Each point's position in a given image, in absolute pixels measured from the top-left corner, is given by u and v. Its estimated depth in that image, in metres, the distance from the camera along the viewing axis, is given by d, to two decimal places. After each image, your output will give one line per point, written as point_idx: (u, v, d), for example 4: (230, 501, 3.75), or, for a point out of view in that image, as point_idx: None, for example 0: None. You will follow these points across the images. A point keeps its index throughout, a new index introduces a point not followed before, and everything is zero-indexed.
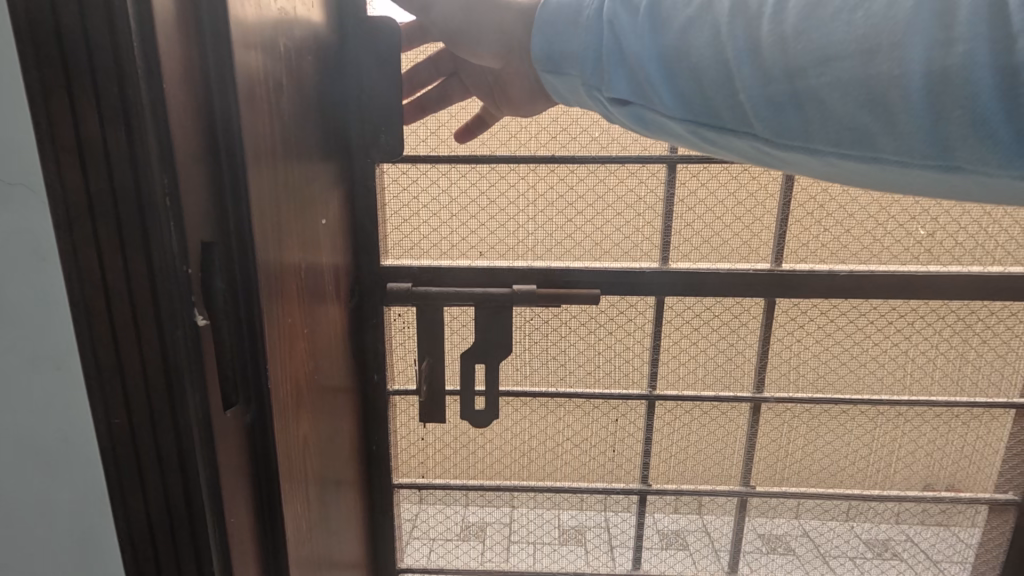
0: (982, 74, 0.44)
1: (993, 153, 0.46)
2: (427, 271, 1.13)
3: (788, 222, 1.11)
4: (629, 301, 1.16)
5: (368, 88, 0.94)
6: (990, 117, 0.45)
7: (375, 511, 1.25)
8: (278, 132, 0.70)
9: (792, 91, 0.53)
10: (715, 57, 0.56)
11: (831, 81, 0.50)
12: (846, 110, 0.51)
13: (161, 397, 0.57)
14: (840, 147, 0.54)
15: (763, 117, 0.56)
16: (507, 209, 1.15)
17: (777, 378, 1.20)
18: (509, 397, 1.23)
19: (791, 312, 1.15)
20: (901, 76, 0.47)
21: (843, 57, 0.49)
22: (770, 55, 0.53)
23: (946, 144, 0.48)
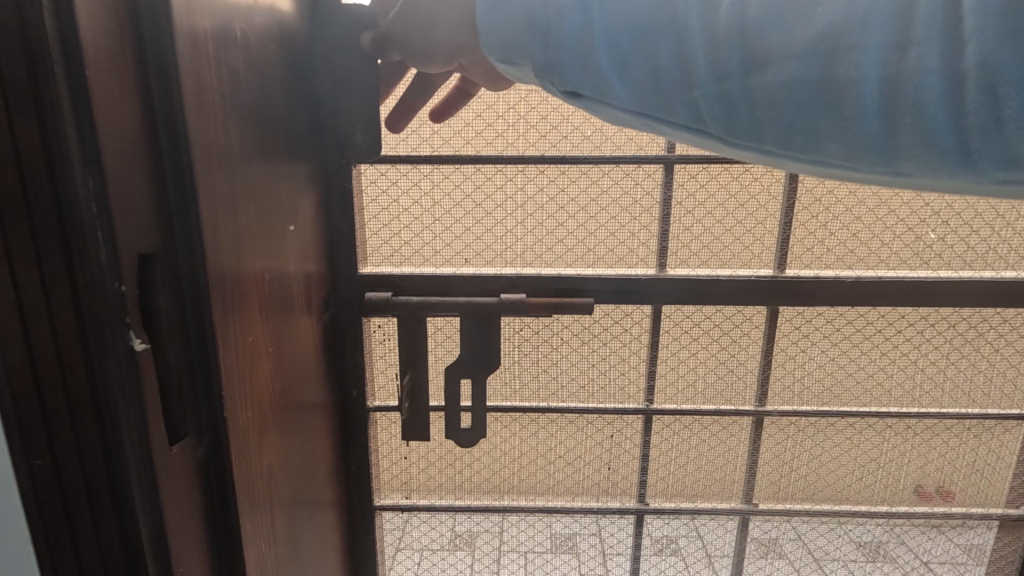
0: (935, 80, 0.37)
1: (945, 165, 0.41)
2: (408, 279, 1.06)
3: (792, 226, 1.05)
4: (624, 310, 1.09)
5: (346, 85, 0.87)
6: (940, 130, 0.39)
7: (353, 538, 1.16)
8: (232, 123, 0.61)
9: (743, 88, 0.43)
10: (664, 43, 0.46)
11: (786, 78, 0.41)
12: (799, 112, 0.42)
13: (92, 434, 0.48)
14: (790, 150, 0.45)
15: (710, 117, 0.46)
16: (493, 212, 1.08)
17: (780, 390, 1.14)
18: (498, 412, 1.16)
19: (795, 320, 1.09)
20: (857, 79, 0.39)
21: (799, 49, 0.41)
22: (725, 45, 0.43)
23: (898, 154, 0.42)
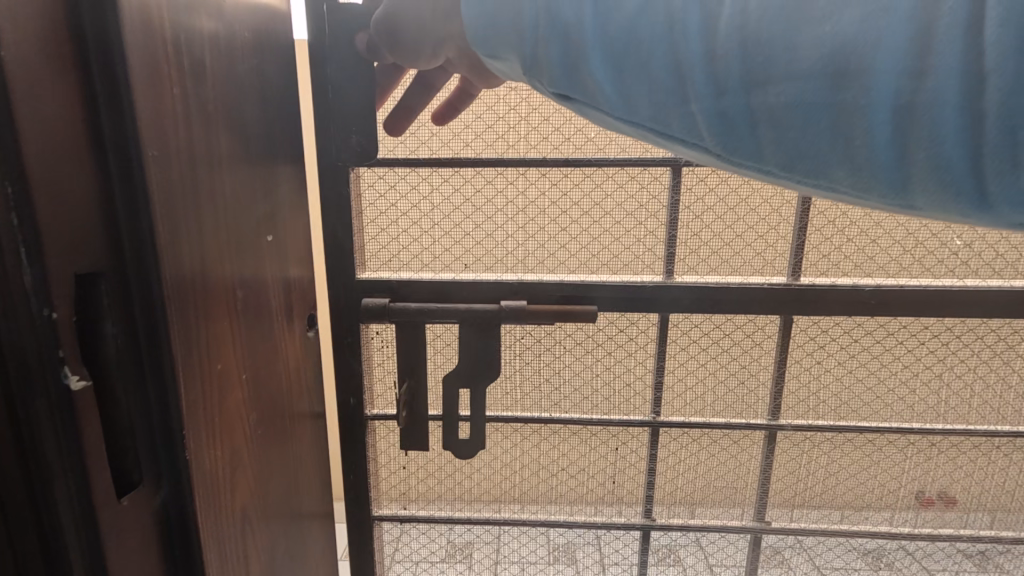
0: (951, 115, 0.32)
1: (963, 202, 0.35)
2: (407, 285, 1.03)
3: (806, 231, 1.00)
4: (630, 318, 1.05)
5: (341, 98, 0.87)
6: (955, 167, 0.33)
7: (354, 544, 1.15)
8: (195, 123, 0.54)
9: (743, 107, 0.37)
10: (664, 50, 0.39)
11: (790, 100, 0.36)
12: (803, 136, 0.37)
13: (17, 486, 0.41)
14: (790, 175, 0.40)
15: (701, 134, 0.41)
16: (494, 216, 1.05)
17: (794, 403, 1.09)
18: (498, 423, 1.12)
19: (809, 330, 1.04)
20: (867, 105, 0.34)
21: (806, 69, 0.35)
22: (727, 59, 0.37)
23: (912, 187, 0.36)
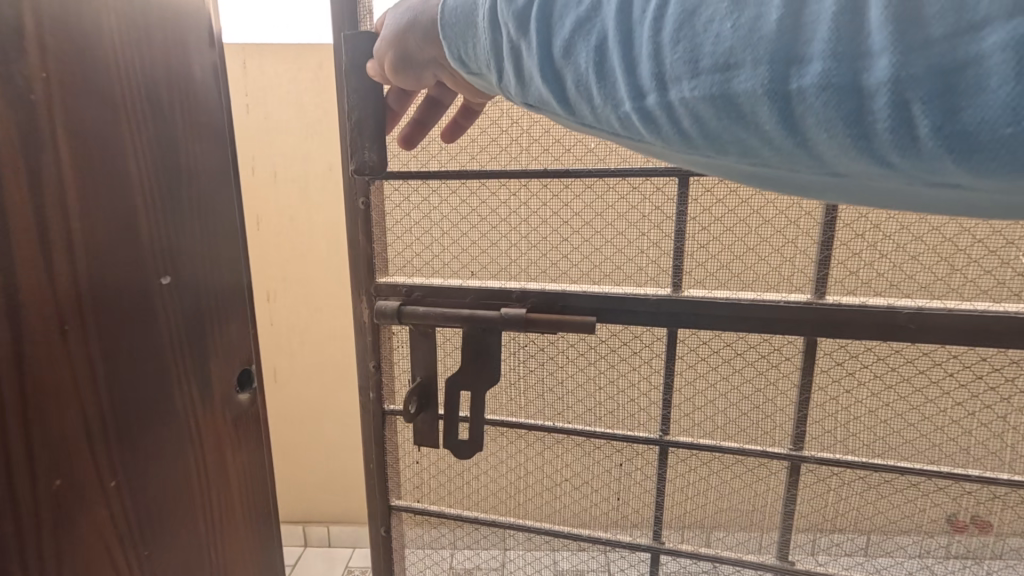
0: (844, 98, 0.33)
1: (883, 169, 0.36)
2: (419, 289, 1.10)
3: (830, 246, 0.92)
4: (634, 331, 1.03)
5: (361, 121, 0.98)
6: (870, 134, 0.34)
7: (374, 529, 1.24)
8: (61, 177, 0.38)
9: (666, 106, 0.40)
10: (597, 55, 0.42)
11: (699, 95, 0.38)
12: (720, 128, 0.39)
13: None
14: (726, 157, 0.41)
15: (635, 130, 0.43)
16: (498, 226, 1.08)
17: (819, 434, 0.99)
18: (503, 428, 1.14)
19: (836, 354, 0.95)
20: (767, 94, 0.36)
21: (708, 64, 0.37)
22: (647, 64, 0.39)
23: (834, 162, 0.37)
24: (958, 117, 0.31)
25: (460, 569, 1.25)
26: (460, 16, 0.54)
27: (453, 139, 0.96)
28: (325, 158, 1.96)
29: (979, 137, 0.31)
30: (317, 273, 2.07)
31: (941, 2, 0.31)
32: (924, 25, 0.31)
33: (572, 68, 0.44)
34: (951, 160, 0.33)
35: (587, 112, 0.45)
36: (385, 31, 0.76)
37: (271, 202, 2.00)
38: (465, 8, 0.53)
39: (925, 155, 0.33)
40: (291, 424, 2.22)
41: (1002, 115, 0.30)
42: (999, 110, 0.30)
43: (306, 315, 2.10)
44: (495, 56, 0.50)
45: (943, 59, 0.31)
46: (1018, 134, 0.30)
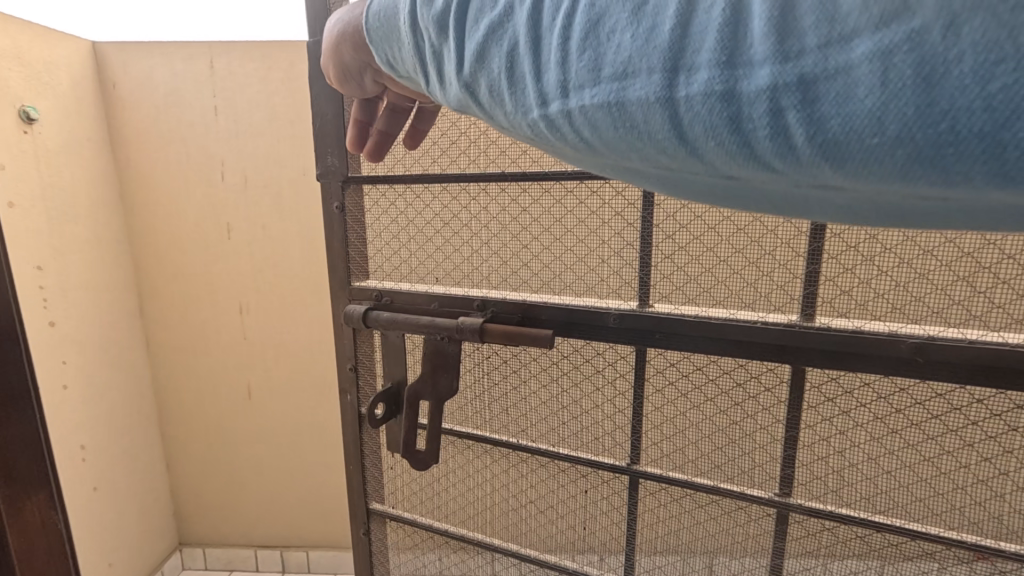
0: (721, 108, 0.34)
1: (772, 175, 0.37)
2: (387, 294, 1.09)
3: (818, 260, 0.80)
4: (596, 347, 0.95)
5: (330, 120, 1.05)
6: (754, 141, 0.34)
7: (355, 529, 1.25)
8: None
9: (569, 113, 0.41)
10: (509, 62, 0.43)
11: (596, 102, 0.39)
12: (617, 135, 0.40)
13: None
14: (629, 159, 0.43)
15: (544, 135, 0.45)
16: (459, 232, 1.04)
17: (808, 480, 0.86)
18: (470, 440, 1.10)
19: (826, 389, 0.82)
20: (657, 102, 0.36)
21: (608, 73, 0.38)
22: (552, 70, 0.40)
23: (727, 168, 0.38)
24: (828, 126, 0.32)
25: None
26: (384, 21, 0.53)
27: (414, 145, 0.92)
28: (295, 159, 2.16)
29: (849, 145, 0.32)
30: (298, 271, 2.26)
31: (815, 12, 0.31)
32: (795, 34, 0.31)
33: (484, 73, 0.45)
34: (830, 167, 0.33)
35: (501, 117, 0.47)
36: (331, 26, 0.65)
37: (238, 208, 2.22)
38: (388, 11, 0.53)
39: (805, 162, 0.34)
40: (274, 419, 2.43)
41: (868, 125, 0.31)
42: (865, 120, 0.31)
43: (279, 320, 2.32)
44: (419, 60, 0.50)
45: (815, 67, 0.31)
46: (885, 144, 0.31)
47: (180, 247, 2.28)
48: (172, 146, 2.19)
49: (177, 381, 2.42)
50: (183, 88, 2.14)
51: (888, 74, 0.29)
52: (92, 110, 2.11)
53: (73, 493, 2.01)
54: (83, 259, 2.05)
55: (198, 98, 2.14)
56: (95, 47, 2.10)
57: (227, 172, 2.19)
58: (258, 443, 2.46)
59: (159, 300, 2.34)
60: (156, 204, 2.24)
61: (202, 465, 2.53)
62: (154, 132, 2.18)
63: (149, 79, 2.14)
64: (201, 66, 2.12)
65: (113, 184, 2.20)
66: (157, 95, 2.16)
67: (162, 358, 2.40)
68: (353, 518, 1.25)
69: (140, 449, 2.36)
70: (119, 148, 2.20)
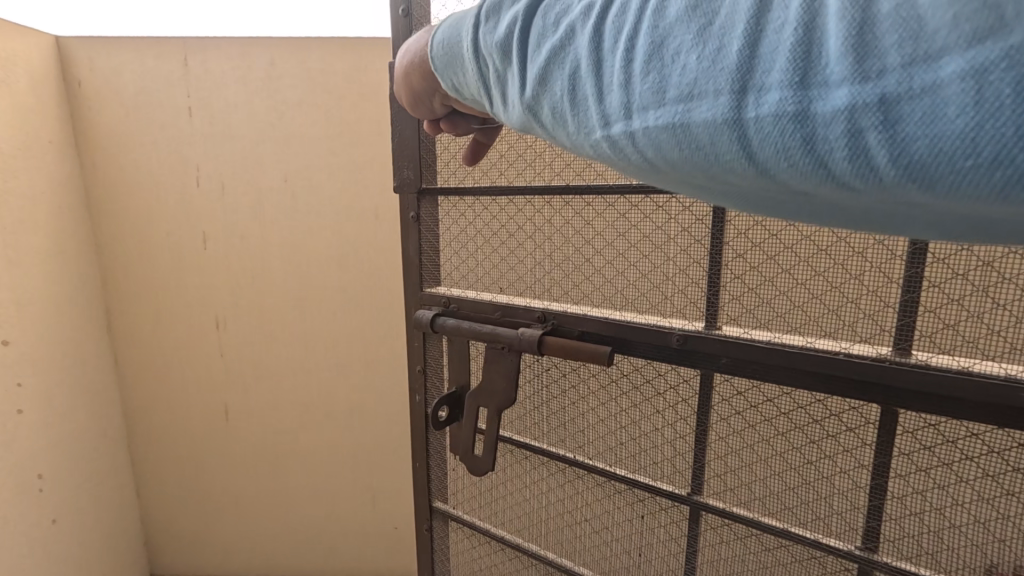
0: (795, 128, 0.31)
1: (851, 195, 0.33)
2: (455, 301, 1.13)
3: (917, 287, 0.71)
4: (657, 368, 0.91)
5: (406, 135, 1.12)
6: (833, 163, 0.31)
7: (420, 524, 1.30)
8: None
9: (632, 134, 0.40)
10: (571, 86, 0.42)
11: (660, 123, 0.37)
12: (683, 156, 0.38)
13: None
14: (695, 178, 0.40)
15: (606, 155, 0.44)
16: (523, 243, 1.05)
17: (897, 537, 0.76)
18: (528, 451, 1.10)
19: (921, 435, 0.72)
20: (725, 124, 0.34)
21: (673, 95, 0.36)
22: (615, 93, 0.39)
23: (801, 189, 0.35)
24: (914, 147, 0.29)
25: None
26: (449, 50, 0.55)
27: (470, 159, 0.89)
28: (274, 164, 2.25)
29: (938, 167, 0.28)
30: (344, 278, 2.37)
31: (898, 30, 0.28)
32: (875, 53, 0.29)
33: (547, 95, 0.45)
34: (917, 190, 0.30)
35: (564, 138, 0.46)
36: (410, 41, 0.68)
37: (223, 223, 2.31)
38: (452, 39, 0.54)
39: (889, 184, 0.31)
40: (253, 423, 2.50)
41: (960, 147, 0.27)
42: (956, 143, 0.28)
43: (257, 333, 2.41)
44: (483, 86, 0.52)
45: (898, 88, 0.28)
46: (979, 167, 0.27)
47: (150, 254, 2.34)
48: (141, 151, 2.25)
49: (150, 388, 2.48)
50: (152, 87, 2.19)
51: (982, 95, 0.26)
52: (54, 111, 2.12)
53: (32, 527, 1.99)
54: (33, 272, 2.00)
55: (173, 98, 2.20)
56: (58, 42, 2.12)
57: (202, 178, 2.26)
58: (230, 452, 2.54)
59: (129, 308, 2.40)
60: (126, 208, 2.30)
61: (165, 474, 2.58)
62: (125, 132, 2.23)
63: (117, 77, 2.18)
64: (175, 65, 2.17)
65: (80, 190, 2.25)
66: (126, 94, 2.20)
67: (129, 365, 2.45)
68: (417, 514, 1.30)
69: (106, 457, 2.39)
70: (84, 152, 2.25)
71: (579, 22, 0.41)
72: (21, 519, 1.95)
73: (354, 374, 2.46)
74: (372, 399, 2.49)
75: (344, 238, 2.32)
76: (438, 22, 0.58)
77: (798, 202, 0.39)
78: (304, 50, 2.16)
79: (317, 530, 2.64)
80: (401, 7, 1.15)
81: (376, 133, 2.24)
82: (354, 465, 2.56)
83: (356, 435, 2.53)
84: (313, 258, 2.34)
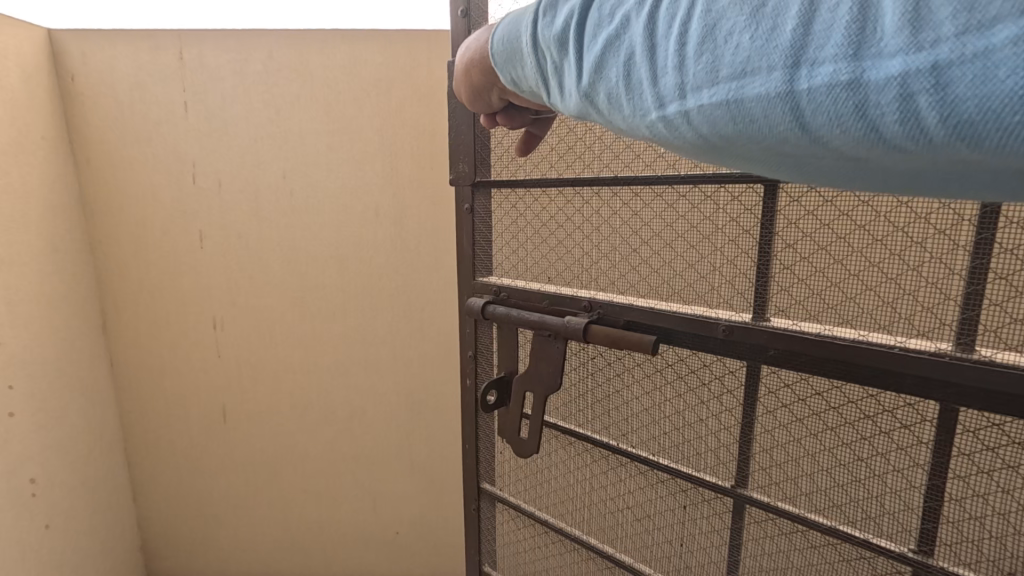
0: (847, 96, 0.34)
1: (902, 157, 0.35)
2: (506, 290, 1.17)
3: (982, 281, 0.67)
4: (702, 358, 0.91)
5: (463, 130, 1.17)
6: (884, 126, 0.33)
7: (468, 503, 1.36)
8: None
9: (687, 112, 0.42)
10: (626, 71, 0.45)
11: (714, 101, 0.40)
12: (737, 130, 0.41)
13: None
14: (749, 151, 0.43)
15: (661, 135, 0.47)
16: (572, 234, 1.08)
17: (954, 542, 0.73)
18: (573, 437, 1.12)
19: (984, 435, 0.69)
20: (777, 97, 0.37)
21: (726, 73, 0.39)
22: (670, 75, 0.42)
23: (853, 154, 0.37)
24: (963, 108, 0.30)
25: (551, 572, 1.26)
26: (507, 46, 0.59)
27: (525, 152, 0.94)
28: (273, 159, 2.18)
29: (986, 125, 0.30)
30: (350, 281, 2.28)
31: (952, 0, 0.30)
32: (929, 23, 0.30)
33: (603, 82, 0.48)
34: (967, 148, 0.32)
35: (619, 121, 0.50)
36: (470, 39, 0.73)
37: (217, 220, 2.25)
38: (512, 36, 0.58)
39: (940, 143, 0.32)
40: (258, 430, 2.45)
41: (1009, 106, 0.29)
42: (1006, 102, 0.29)
43: (251, 337, 2.35)
44: (542, 76, 0.55)
45: (949, 54, 0.30)
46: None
47: (143, 256, 2.29)
48: (137, 147, 2.20)
49: (147, 392, 2.44)
50: (148, 81, 2.13)
51: None
52: (45, 105, 2.06)
53: (24, 533, 1.98)
54: (28, 270, 1.99)
55: (167, 92, 2.14)
56: (50, 35, 2.07)
57: (198, 174, 2.21)
58: (226, 458, 2.49)
59: (126, 311, 2.35)
60: (122, 207, 2.25)
61: (160, 479, 2.54)
62: (123, 127, 2.18)
63: (111, 69, 2.13)
64: (170, 58, 2.11)
65: (73, 189, 2.20)
66: (120, 89, 2.15)
67: (125, 367, 2.41)
68: (466, 493, 1.36)
69: (101, 460, 2.35)
70: (77, 149, 2.20)
71: (633, 12, 0.44)
72: (11, 525, 1.93)
73: (356, 377, 2.39)
74: (366, 407, 2.43)
75: (342, 237, 2.24)
76: (498, 20, 0.62)
77: (851, 168, 0.40)
78: (302, 42, 2.09)
79: (307, 537, 2.57)
80: (462, 8, 1.21)
81: (376, 130, 2.15)
82: (352, 471, 2.50)
83: (356, 440, 2.46)
84: (310, 258, 2.27)
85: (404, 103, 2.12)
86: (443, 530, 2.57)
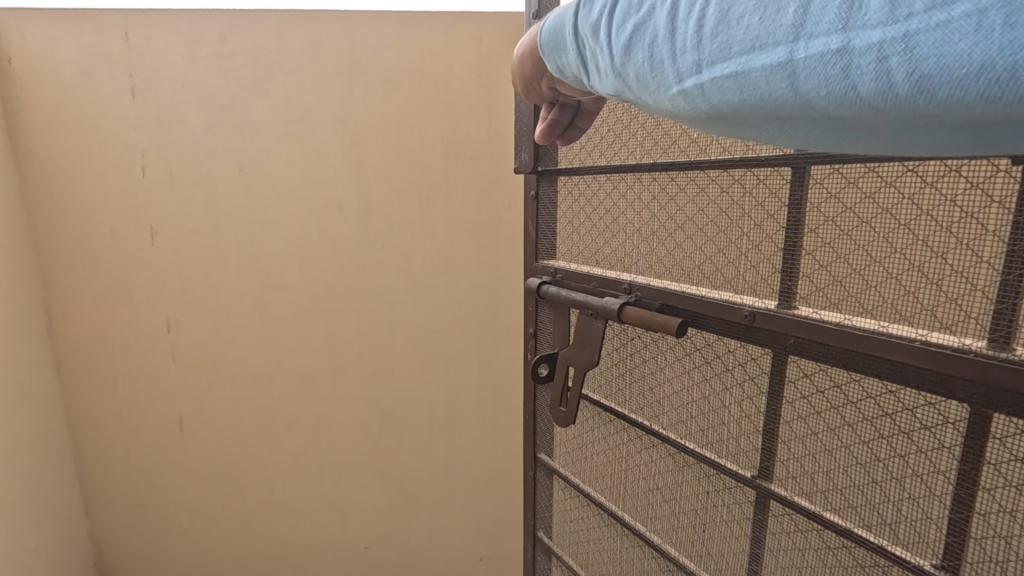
0: (831, 60, 0.38)
1: (881, 116, 0.39)
2: (560, 271, 1.25)
3: (1013, 268, 0.66)
4: (727, 343, 0.93)
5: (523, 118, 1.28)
6: (862, 88, 0.38)
7: (524, 470, 1.46)
8: None
9: (703, 84, 0.46)
10: (651, 50, 0.49)
11: (727, 73, 0.44)
12: (746, 97, 0.45)
13: None
14: (756, 117, 0.47)
15: (682, 108, 0.51)
16: (618, 219, 1.13)
17: (979, 560, 0.71)
18: (612, 415, 1.17)
19: (1014, 446, 0.67)
20: (778, 66, 0.41)
21: (738, 49, 0.43)
22: (688, 54, 0.46)
23: (840, 114, 0.41)
24: (926, 66, 0.34)
25: (592, 545, 1.32)
26: (552, 38, 0.65)
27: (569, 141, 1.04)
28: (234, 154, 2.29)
29: (939, 83, 0.34)
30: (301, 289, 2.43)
31: None
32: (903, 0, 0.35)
33: (632, 63, 0.52)
34: (927, 103, 0.36)
35: (647, 99, 0.54)
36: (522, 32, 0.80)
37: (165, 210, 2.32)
38: (555, 29, 0.64)
39: (906, 100, 0.37)
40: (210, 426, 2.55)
41: (961, 64, 0.33)
42: (961, 61, 0.33)
43: (219, 341, 2.46)
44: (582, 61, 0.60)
45: (915, 23, 0.34)
46: (976, 74, 0.33)
47: (86, 246, 2.34)
48: (80, 136, 2.25)
49: (106, 382, 2.50)
50: (94, 66, 2.18)
51: (987, 22, 0.32)
52: None
53: None
54: None
55: (115, 78, 2.20)
56: None
57: (147, 166, 2.28)
58: (192, 449, 2.58)
59: (70, 302, 2.39)
60: (65, 198, 2.29)
61: (113, 471, 2.59)
62: (66, 116, 2.22)
63: (53, 51, 2.16)
64: (116, 39, 2.17)
65: (14, 179, 2.23)
66: (61, 76, 2.19)
67: (76, 371, 2.47)
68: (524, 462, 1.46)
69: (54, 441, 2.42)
70: (14, 137, 2.22)
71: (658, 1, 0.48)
72: None
73: (320, 385, 2.54)
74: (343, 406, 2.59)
75: (305, 235, 2.39)
76: (545, 19, 0.68)
77: (841, 132, 0.44)
78: (263, 23, 2.19)
79: (261, 551, 2.71)
80: (533, 10, 1.31)
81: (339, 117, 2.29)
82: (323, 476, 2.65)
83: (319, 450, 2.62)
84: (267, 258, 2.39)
85: (369, 89, 2.27)
86: (405, 539, 2.76)
